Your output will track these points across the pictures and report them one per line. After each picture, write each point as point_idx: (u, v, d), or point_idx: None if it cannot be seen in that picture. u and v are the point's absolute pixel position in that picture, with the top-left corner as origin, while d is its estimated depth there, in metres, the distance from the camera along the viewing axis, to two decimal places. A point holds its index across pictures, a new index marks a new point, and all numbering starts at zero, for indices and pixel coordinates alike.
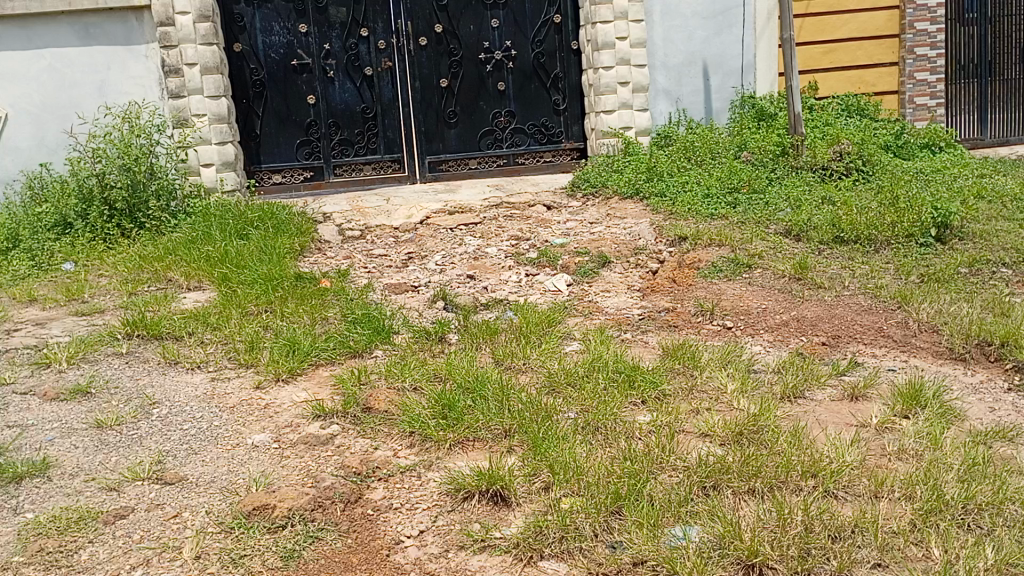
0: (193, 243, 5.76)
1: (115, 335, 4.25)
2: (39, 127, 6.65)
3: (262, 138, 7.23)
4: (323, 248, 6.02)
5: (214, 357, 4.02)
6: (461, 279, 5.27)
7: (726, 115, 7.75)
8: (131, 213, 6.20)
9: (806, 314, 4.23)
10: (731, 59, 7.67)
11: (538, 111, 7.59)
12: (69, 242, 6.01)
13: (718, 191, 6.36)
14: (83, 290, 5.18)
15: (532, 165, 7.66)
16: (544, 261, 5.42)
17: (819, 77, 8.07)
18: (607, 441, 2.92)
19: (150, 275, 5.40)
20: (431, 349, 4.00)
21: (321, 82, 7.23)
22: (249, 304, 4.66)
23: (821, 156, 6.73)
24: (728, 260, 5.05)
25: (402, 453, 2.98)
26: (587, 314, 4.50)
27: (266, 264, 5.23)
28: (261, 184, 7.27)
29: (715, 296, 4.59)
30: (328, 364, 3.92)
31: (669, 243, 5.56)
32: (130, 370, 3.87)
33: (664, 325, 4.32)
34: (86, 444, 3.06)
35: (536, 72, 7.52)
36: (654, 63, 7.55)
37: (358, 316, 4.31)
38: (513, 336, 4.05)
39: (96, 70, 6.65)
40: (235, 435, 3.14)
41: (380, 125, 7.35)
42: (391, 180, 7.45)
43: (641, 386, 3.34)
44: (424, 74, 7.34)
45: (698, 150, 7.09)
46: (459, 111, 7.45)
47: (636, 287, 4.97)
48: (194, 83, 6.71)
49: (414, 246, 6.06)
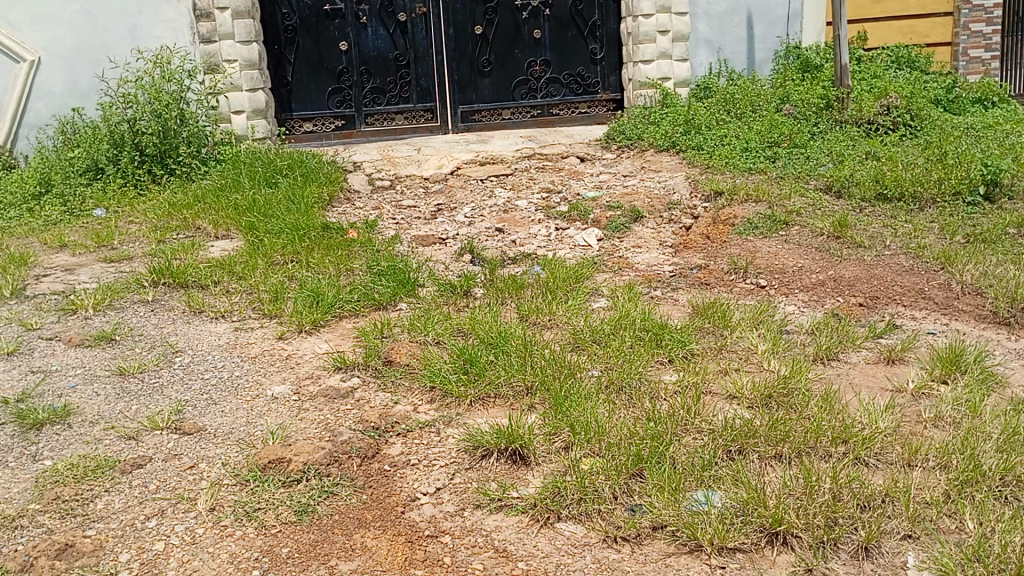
0: (222, 191, 5.73)
1: (141, 283, 4.26)
2: (71, 72, 6.62)
3: (294, 86, 7.12)
4: (352, 198, 5.96)
5: (238, 306, 4.01)
6: (489, 232, 5.18)
7: (770, 66, 7.50)
8: (162, 159, 6.18)
9: (843, 274, 4.09)
10: (777, 7, 7.39)
11: (574, 60, 7.40)
12: (100, 188, 6.02)
13: (757, 144, 6.16)
14: (113, 236, 5.19)
15: (566, 116, 7.49)
16: (575, 215, 5.31)
17: (868, 27, 7.76)
18: (630, 401, 2.85)
19: (179, 223, 5.38)
20: (456, 303, 3.94)
21: (353, 28, 7.09)
22: (275, 254, 4.63)
23: (866, 110, 6.47)
24: (764, 216, 4.89)
25: (422, 408, 2.94)
26: (616, 270, 4.40)
27: (294, 214, 5.18)
28: (292, 133, 7.19)
29: (749, 253, 4.45)
30: (352, 316, 3.88)
31: (704, 198, 5.40)
32: (156, 318, 3.88)
33: (695, 283, 4.21)
34: (108, 392, 3.08)
35: (573, 20, 7.31)
36: (697, 10, 7.29)
37: (384, 269, 4.27)
38: (539, 292, 3.97)
39: (127, 13, 6.58)
40: (256, 386, 3.13)
41: (413, 73, 7.22)
42: (423, 130, 7.34)
43: (669, 344, 3.26)
44: (458, 20, 7.17)
45: (738, 103, 6.87)
46: (493, 60, 7.29)
47: (668, 244, 4.84)
48: (225, 28, 6.62)
49: (444, 198, 5.98)
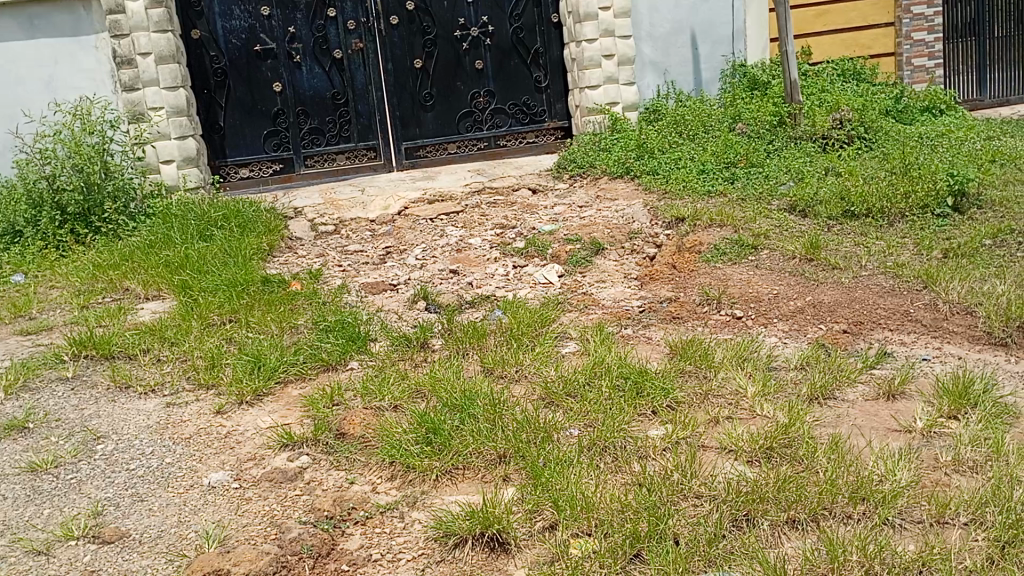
0: (152, 248, 5.31)
1: (60, 357, 3.83)
2: None
3: (227, 131, 6.74)
4: (295, 246, 5.61)
5: (171, 377, 3.62)
6: (443, 275, 4.86)
7: (717, 85, 7.37)
8: (85, 217, 5.75)
9: (822, 299, 3.85)
10: (720, 26, 7.28)
11: (518, 89, 7.17)
12: (18, 252, 5.55)
13: (714, 166, 5.97)
14: (31, 304, 4.75)
15: (514, 147, 7.24)
16: (533, 250, 5.02)
17: (812, 42, 7.67)
18: (616, 466, 2.55)
19: (105, 285, 4.95)
20: (412, 358, 3.60)
21: (286, 68, 6.76)
22: (212, 314, 4.24)
23: (820, 125, 6.35)
24: (731, 241, 4.65)
25: (382, 488, 2.60)
26: (581, 309, 4.12)
27: (231, 268, 4.80)
28: (227, 180, 6.78)
29: (720, 282, 4.21)
30: (299, 381, 3.51)
31: (666, 225, 5.16)
32: (76, 398, 3.47)
33: (667, 317, 3.95)
34: (16, 495, 2.67)
35: (514, 48, 7.09)
36: (640, 33, 7.13)
37: (331, 324, 3.92)
38: (503, 339, 3.66)
39: (43, 65, 6.15)
40: (190, 475, 2.75)
41: (352, 111, 6.90)
42: (366, 170, 7.00)
43: (650, 392, 2.96)
44: (396, 55, 6.89)
45: (690, 124, 6.69)
46: (435, 93, 7.02)
47: (633, 276, 4.58)
48: (149, 74, 6.24)
49: (392, 240, 5.65)
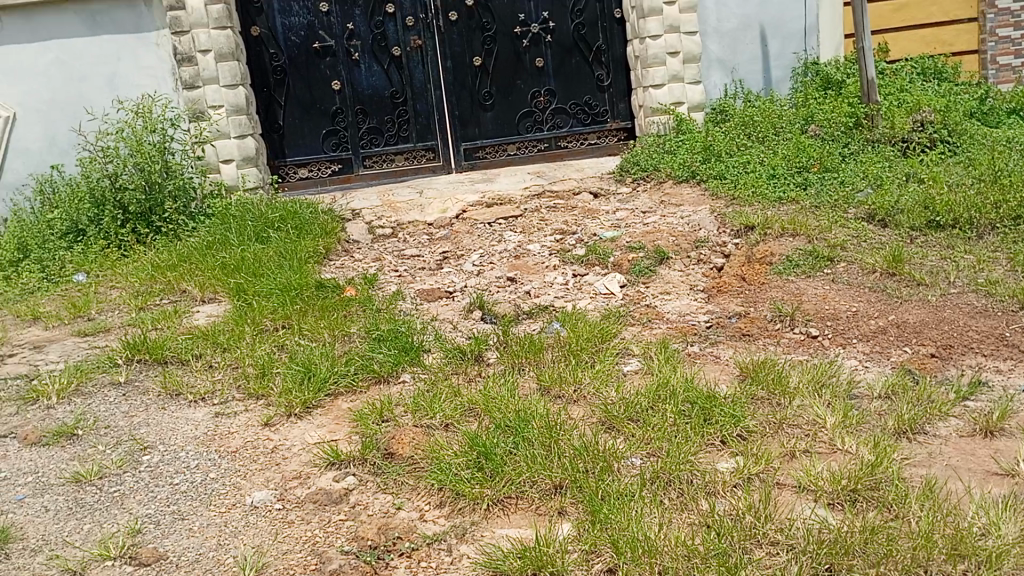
0: (210, 249, 5.28)
1: (114, 361, 3.78)
2: (48, 126, 6.21)
3: (286, 129, 6.72)
4: (351, 249, 5.52)
5: (221, 385, 3.53)
6: (500, 282, 4.71)
7: (788, 84, 7.06)
8: (146, 217, 5.76)
9: (907, 318, 3.63)
10: (791, 21, 6.95)
11: (580, 88, 6.98)
12: (81, 251, 5.59)
13: (785, 170, 5.68)
14: (90, 305, 4.74)
15: (575, 148, 7.06)
16: (594, 258, 4.84)
17: (889, 38, 7.30)
18: (681, 503, 2.39)
19: (162, 287, 4.93)
20: (466, 372, 3.45)
21: (345, 66, 6.69)
22: (265, 319, 4.16)
23: (900, 127, 6.03)
24: (805, 252, 4.40)
25: (431, 516, 2.47)
26: (645, 324, 3.93)
27: (286, 272, 4.72)
28: (286, 180, 6.77)
29: (793, 297, 3.98)
30: (349, 393, 3.39)
31: (734, 233, 4.92)
32: (126, 404, 3.40)
33: (736, 335, 3.76)
34: (58, 507, 2.60)
35: (576, 45, 6.90)
36: (706, 29, 6.83)
37: (384, 333, 3.80)
38: (562, 355, 3.48)
39: (106, 61, 6.19)
40: (233, 492, 2.65)
41: (411, 110, 6.79)
42: (425, 170, 6.90)
43: (718, 421, 2.76)
44: (456, 52, 6.76)
45: (760, 126, 6.40)
46: (495, 92, 6.87)
47: (700, 288, 4.36)
48: (209, 71, 6.22)
49: (450, 245, 5.53)
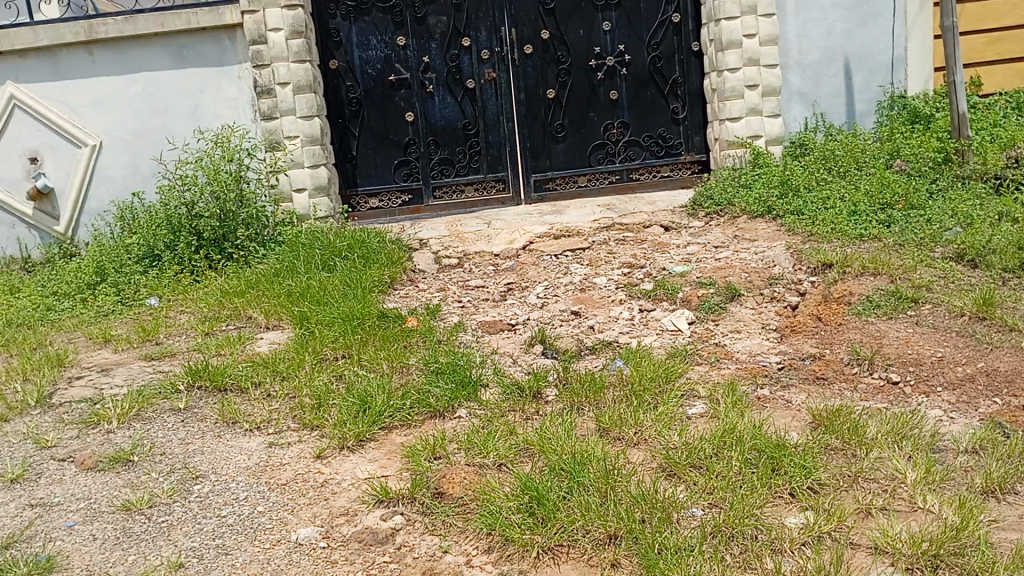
0: (277, 276, 5.34)
1: (176, 386, 3.81)
2: (132, 154, 6.42)
3: (359, 160, 6.78)
4: (416, 279, 5.51)
5: (277, 415, 3.52)
6: (564, 315, 4.61)
7: (872, 118, 6.81)
8: (219, 244, 5.86)
9: (998, 366, 3.40)
10: (877, 54, 6.71)
11: (654, 121, 6.86)
12: (155, 276, 5.73)
13: (867, 206, 5.44)
14: (159, 329, 4.84)
15: (648, 181, 6.93)
16: (661, 293, 4.69)
17: (982, 72, 6.96)
18: (744, 561, 2.24)
19: (229, 312, 5.00)
20: (523, 410, 3.35)
21: (419, 98, 6.73)
22: (325, 348, 4.15)
23: (993, 163, 5.75)
24: (887, 293, 4.16)
25: (477, 561, 2.38)
26: (712, 363, 3.77)
27: (349, 301, 4.71)
28: (357, 210, 6.83)
29: (873, 340, 3.76)
30: (404, 427, 3.33)
31: (810, 271, 4.71)
32: (183, 431, 3.42)
33: (809, 378, 3.57)
34: (106, 536, 2.61)
35: (652, 78, 6.80)
36: (788, 62, 6.65)
37: (442, 366, 3.73)
38: (623, 395, 3.34)
39: (190, 93, 6.37)
40: (279, 527, 2.60)
41: (483, 142, 6.78)
42: (494, 202, 6.87)
43: (788, 472, 2.58)
44: (529, 85, 6.74)
45: (841, 160, 6.16)
46: (567, 124, 6.82)
47: (773, 327, 4.17)
48: (287, 103, 6.32)
49: (515, 277, 5.46)
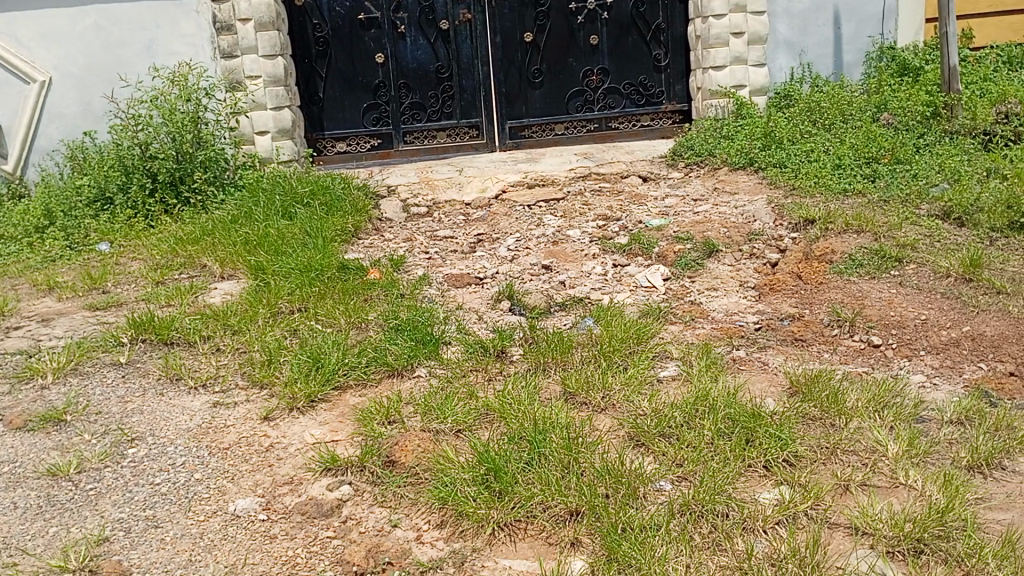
0: (235, 223, 5.08)
1: (118, 339, 3.58)
2: (83, 91, 6.05)
3: (326, 102, 6.47)
4: (382, 228, 5.27)
5: (225, 372, 3.30)
6: (534, 270, 4.40)
7: (860, 69, 6.56)
8: (175, 186, 5.59)
9: (984, 330, 3.25)
10: (868, 2, 6.45)
11: (635, 68, 6.59)
12: (107, 220, 5.45)
13: (852, 160, 5.24)
14: (107, 277, 4.58)
15: (627, 130, 6.68)
16: (636, 248, 4.49)
17: (974, 23, 6.72)
18: (714, 542, 2.08)
19: (183, 260, 4.75)
20: (486, 371, 3.16)
21: (390, 39, 6.39)
22: (280, 301, 3.92)
23: (982, 118, 5.56)
24: (869, 251, 4.00)
25: (428, 537, 2.20)
26: (687, 323, 3.59)
27: (309, 251, 4.47)
28: (323, 154, 6.54)
29: (854, 301, 3.60)
30: (358, 387, 3.13)
31: (791, 227, 4.53)
32: (123, 388, 3.21)
33: (787, 340, 3.41)
34: (27, 505, 2.42)
35: (634, 23, 6.50)
36: (775, 9, 6.38)
37: (402, 323, 3.52)
38: (592, 356, 3.16)
39: (144, 27, 5.99)
40: (216, 497, 2.42)
41: (456, 86, 6.48)
42: (467, 149, 6.61)
43: (763, 444, 2.42)
44: (506, 27, 6.42)
45: (827, 111, 5.94)
46: (545, 70, 6.53)
47: (751, 285, 4.00)
48: (248, 41, 5.97)
49: (485, 227, 5.24)
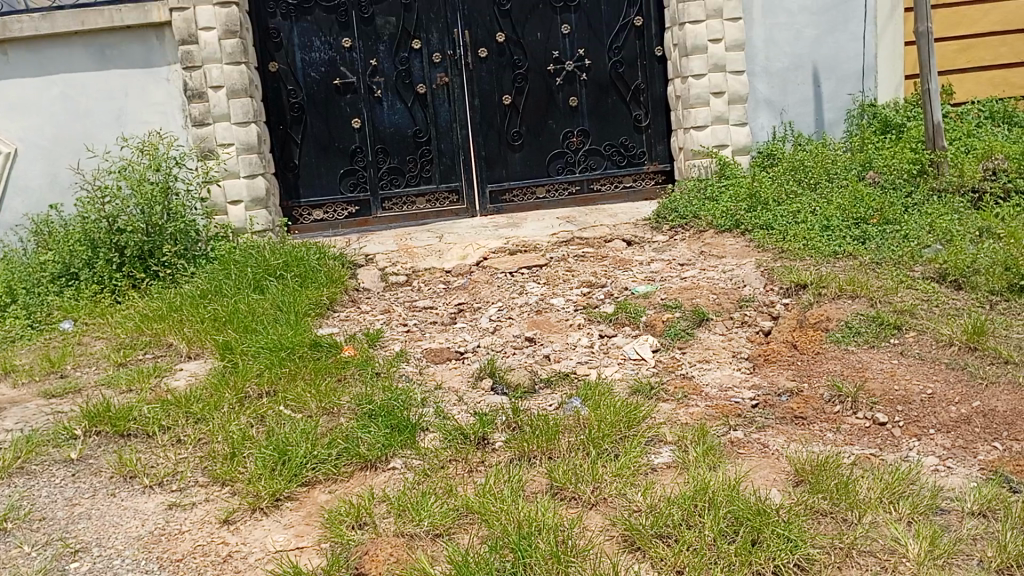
0: (204, 298, 4.86)
1: (71, 433, 3.33)
2: (50, 163, 5.88)
3: (301, 169, 6.31)
4: (359, 299, 5.08)
5: (184, 467, 3.05)
6: (517, 343, 4.20)
7: (842, 127, 6.50)
8: (143, 259, 5.38)
9: (994, 405, 3.07)
10: (847, 60, 6.41)
11: (616, 129, 6.49)
12: (71, 296, 5.22)
13: (840, 221, 5.12)
14: (67, 359, 4.34)
15: (609, 192, 6.56)
16: (623, 317, 4.30)
17: (955, 79, 6.70)
18: None
19: (148, 339, 4.51)
20: (467, 461, 2.92)
21: (366, 104, 6.28)
22: (247, 384, 3.68)
23: (970, 176, 5.48)
24: (867, 318, 3.82)
25: None
26: (680, 400, 3.39)
27: (280, 328, 4.25)
28: (299, 222, 6.37)
29: (855, 373, 3.41)
30: (328, 483, 2.89)
31: (783, 292, 4.36)
32: (71, 488, 2.95)
33: (787, 418, 3.21)
34: None
35: (613, 84, 6.43)
36: (754, 69, 6.34)
37: (376, 408, 3.29)
38: (579, 442, 2.92)
39: (113, 97, 5.84)
40: None
41: (435, 150, 6.36)
42: (447, 214, 6.45)
43: (771, 545, 2.20)
44: (484, 90, 6.34)
45: (812, 171, 5.85)
46: (524, 132, 6.43)
47: (744, 356, 3.81)
48: (220, 108, 5.83)
49: (466, 296, 5.04)
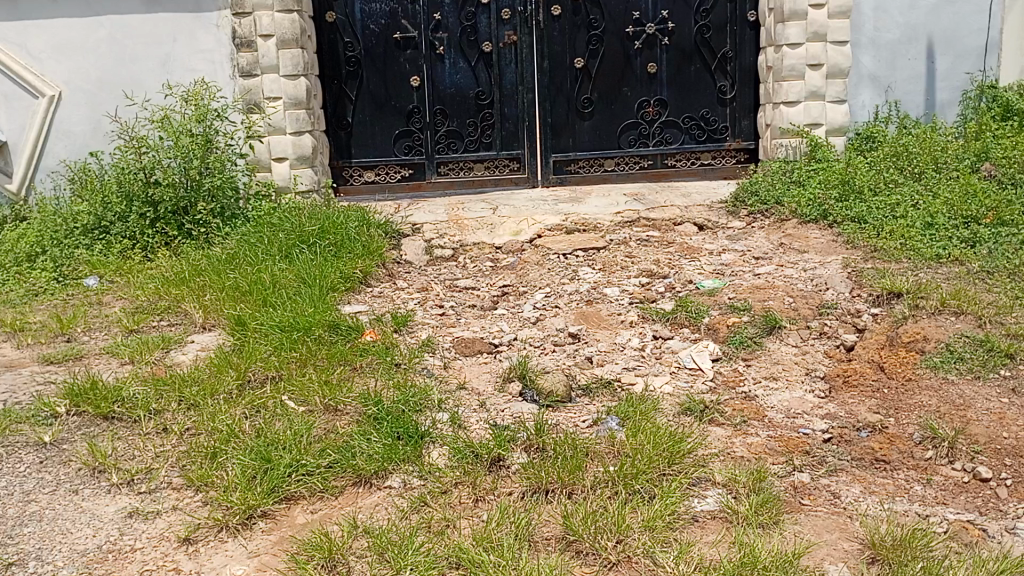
0: (229, 262, 4.51)
1: (51, 412, 3.00)
2: (92, 108, 5.62)
3: (355, 128, 5.91)
4: (396, 274, 4.66)
5: (160, 463, 2.69)
6: (559, 338, 3.72)
7: (955, 110, 5.74)
8: (178, 216, 5.06)
9: None
10: (968, 35, 5.63)
11: (697, 100, 5.88)
12: (101, 250, 4.95)
13: (946, 219, 4.44)
14: (78, 321, 4.05)
15: (684, 168, 5.97)
16: (682, 316, 3.76)
17: None
18: None
19: (166, 304, 4.18)
20: (475, 487, 2.48)
21: (427, 61, 5.81)
22: (252, 367, 3.30)
23: None
24: (973, 341, 3.21)
25: None
26: (738, 428, 2.87)
27: (300, 304, 3.87)
28: (348, 183, 5.99)
29: (955, 411, 2.83)
30: (313, 500, 2.48)
31: (872, 299, 3.76)
32: (33, 480, 2.63)
33: (866, 460, 2.66)
34: None
35: (698, 51, 5.81)
36: (860, 39, 5.60)
37: (382, 410, 2.85)
38: (609, 474, 2.45)
39: (160, 42, 5.53)
40: None
41: (497, 114, 5.86)
42: (506, 183, 5.97)
43: None
44: (555, 52, 5.79)
45: (917, 158, 5.14)
46: (596, 99, 5.87)
47: (820, 374, 3.25)
48: (269, 59, 5.45)
49: (513, 278, 4.58)
